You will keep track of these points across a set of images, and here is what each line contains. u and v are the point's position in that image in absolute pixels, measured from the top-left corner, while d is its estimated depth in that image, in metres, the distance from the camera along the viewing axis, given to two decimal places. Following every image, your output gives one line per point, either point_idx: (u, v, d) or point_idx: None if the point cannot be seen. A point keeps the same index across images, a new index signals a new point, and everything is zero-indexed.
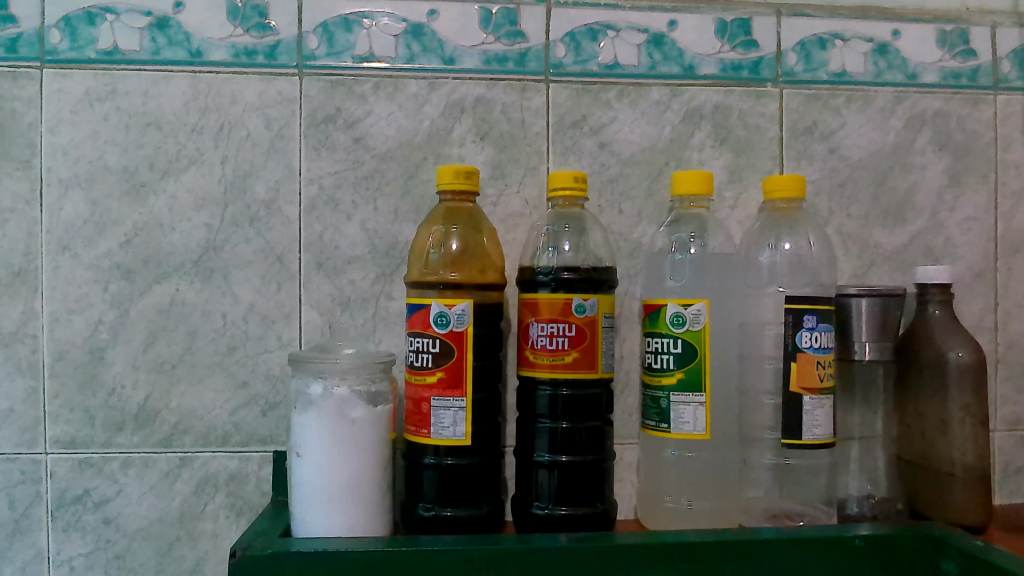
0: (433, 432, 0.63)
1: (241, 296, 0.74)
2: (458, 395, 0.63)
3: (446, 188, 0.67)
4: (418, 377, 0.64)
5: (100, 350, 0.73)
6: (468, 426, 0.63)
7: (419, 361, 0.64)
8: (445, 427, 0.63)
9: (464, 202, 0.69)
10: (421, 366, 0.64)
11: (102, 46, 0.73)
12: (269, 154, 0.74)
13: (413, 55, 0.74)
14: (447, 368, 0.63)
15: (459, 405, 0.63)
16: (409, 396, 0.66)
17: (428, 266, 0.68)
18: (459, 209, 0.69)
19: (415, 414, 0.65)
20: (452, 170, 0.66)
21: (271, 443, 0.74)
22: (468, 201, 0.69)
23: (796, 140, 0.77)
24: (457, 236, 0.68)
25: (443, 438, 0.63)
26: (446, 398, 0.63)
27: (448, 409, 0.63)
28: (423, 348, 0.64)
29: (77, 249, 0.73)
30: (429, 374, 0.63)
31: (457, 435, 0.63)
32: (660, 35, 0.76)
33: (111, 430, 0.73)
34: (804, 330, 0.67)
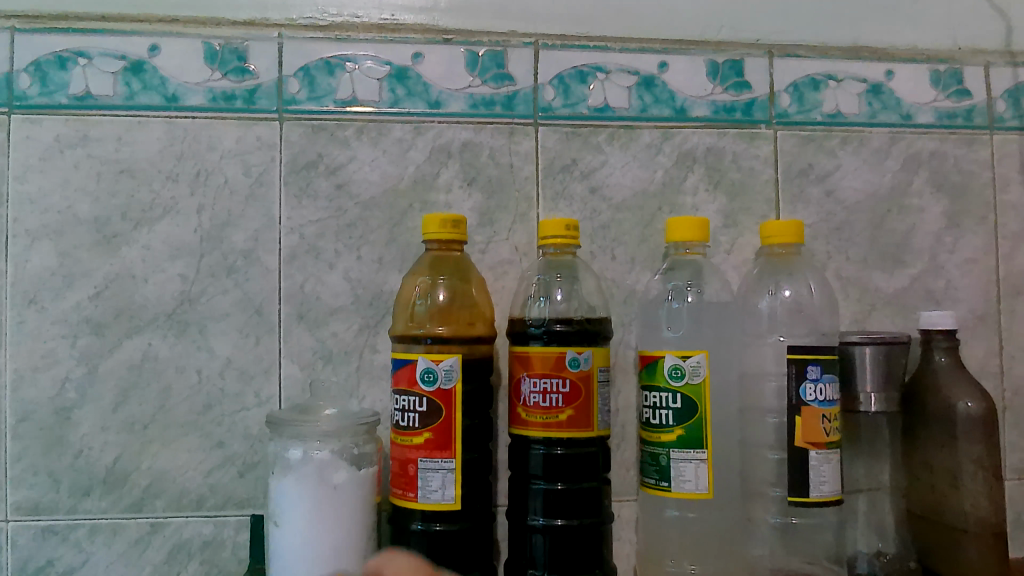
0: (420, 496, 0.60)
1: (217, 351, 0.70)
2: (447, 456, 0.59)
3: (432, 239, 0.64)
4: (405, 438, 0.61)
5: (67, 410, 0.69)
6: (457, 489, 0.59)
7: (405, 421, 0.61)
8: (433, 491, 0.59)
9: (453, 250, 0.67)
10: (407, 426, 0.61)
11: (73, 91, 0.70)
12: (248, 203, 0.71)
13: (397, 99, 0.72)
14: (435, 428, 0.59)
15: (448, 467, 0.59)
16: (395, 457, 0.62)
17: (414, 318, 0.65)
18: (447, 257, 0.66)
19: (400, 477, 0.61)
20: (439, 219, 0.64)
21: (248, 506, 0.70)
22: (457, 248, 0.67)
23: (791, 183, 0.75)
24: (444, 286, 0.65)
25: (431, 502, 0.59)
26: (434, 460, 0.59)
27: (436, 471, 0.59)
28: (409, 407, 0.60)
29: (43, 303, 0.69)
30: (416, 435, 0.60)
31: (446, 499, 0.59)
32: (650, 77, 0.74)
33: (78, 495, 0.69)
34: (807, 382, 0.65)
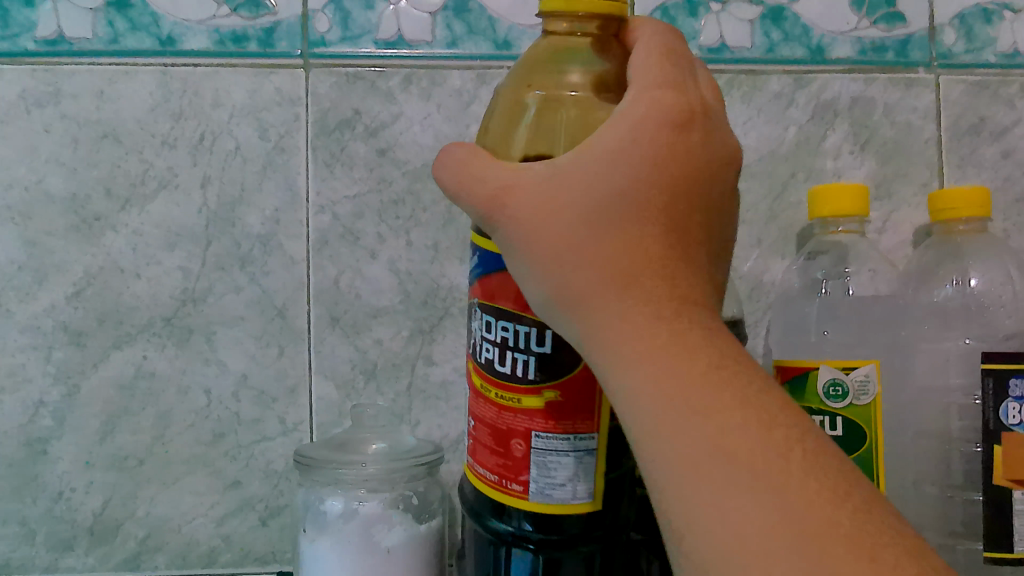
0: (532, 487, 0.39)
1: (230, 364, 0.55)
2: (581, 428, 0.39)
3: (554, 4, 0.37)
4: (501, 395, 0.40)
5: (41, 442, 0.55)
6: (594, 482, 0.40)
7: (506, 368, 0.40)
8: (557, 487, 0.39)
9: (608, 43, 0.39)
10: (512, 376, 0.40)
11: (42, 34, 0.55)
12: (266, 174, 0.55)
13: (455, 39, 0.56)
14: (564, 385, 0.39)
15: (581, 446, 0.39)
16: (482, 422, 0.42)
17: (535, 144, 0.40)
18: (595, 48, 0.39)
19: (495, 453, 0.40)
20: None
21: (272, 562, 0.55)
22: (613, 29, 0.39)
23: (959, 142, 0.58)
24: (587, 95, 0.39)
25: (550, 505, 0.39)
26: (559, 434, 0.39)
27: (561, 452, 0.39)
28: (516, 346, 0.39)
29: (8, 306, 0.54)
30: (527, 392, 0.39)
31: (576, 496, 0.39)
32: (778, 9, 0.57)
33: (58, 549, 0.55)
34: (1010, 400, 0.49)
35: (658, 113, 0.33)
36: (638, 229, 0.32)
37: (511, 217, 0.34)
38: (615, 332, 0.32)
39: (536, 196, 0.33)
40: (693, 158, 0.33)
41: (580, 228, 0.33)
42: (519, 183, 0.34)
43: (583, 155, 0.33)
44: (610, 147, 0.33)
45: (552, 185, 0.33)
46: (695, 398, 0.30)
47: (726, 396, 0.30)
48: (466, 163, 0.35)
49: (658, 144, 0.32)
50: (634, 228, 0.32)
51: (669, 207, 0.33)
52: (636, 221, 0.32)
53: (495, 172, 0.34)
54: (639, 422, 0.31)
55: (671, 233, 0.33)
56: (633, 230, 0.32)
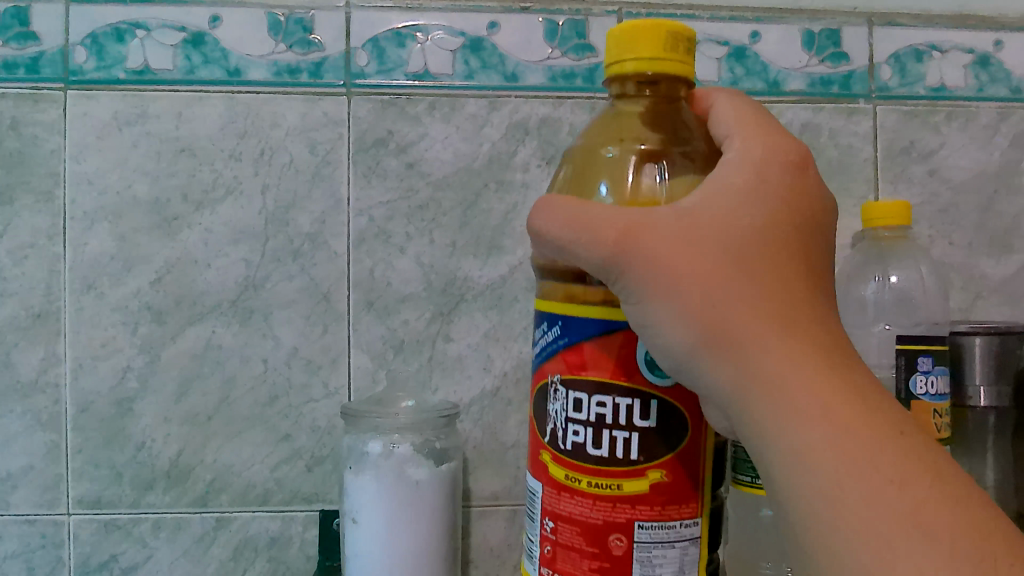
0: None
1: (283, 339, 0.67)
2: (685, 507, 0.40)
3: (626, 70, 0.41)
4: (596, 479, 0.40)
5: (127, 401, 0.67)
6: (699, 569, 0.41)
7: (603, 449, 0.40)
8: None
9: (664, 97, 0.45)
10: (611, 457, 0.40)
11: (131, 65, 0.66)
12: (314, 183, 0.67)
13: (471, 72, 0.67)
14: (670, 465, 0.40)
15: (684, 526, 0.40)
16: (573, 510, 0.41)
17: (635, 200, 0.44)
18: (654, 111, 0.45)
19: (594, 543, 0.40)
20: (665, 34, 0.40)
21: (316, 502, 0.67)
22: (668, 89, 0.44)
23: (892, 162, 0.70)
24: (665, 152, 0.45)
25: None
26: (663, 525, 0.40)
27: (666, 535, 0.40)
28: (615, 424, 0.40)
29: (103, 289, 0.66)
30: (630, 475, 0.40)
31: None
32: (741, 48, 0.69)
33: (141, 488, 0.67)
34: (917, 374, 0.60)
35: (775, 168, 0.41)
36: (768, 262, 0.39)
37: (644, 252, 0.39)
38: (751, 344, 0.38)
39: (671, 231, 0.39)
40: (802, 191, 0.41)
41: (720, 257, 0.39)
42: (655, 218, 0.39)
43: (713, 194, 0.40)
44: (737, 186, 0.40)
45: (686, 220, 0.39)
46: (824, 399, 0.36)
47: (847, 402, 0.36)
48: (579, 206, 0.40)
49: (778, 193, 0.40)
50: (766, 261, 0.39)
51: (788, 241, 0.40)
52: (760, 254, 0.39)
53: (625, 216, 0.39)
54: (774, 424, 0.37)
55: (791, 265, 0.39)
56: (760, 258, 0.39)
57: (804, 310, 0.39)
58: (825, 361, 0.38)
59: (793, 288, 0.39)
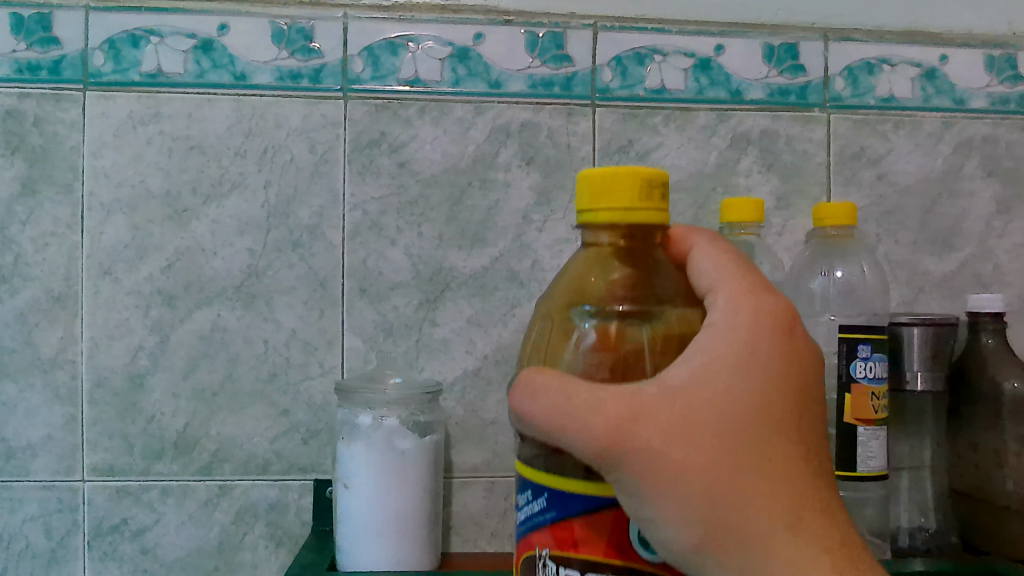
0: None
1: (283, 322, 0.73)
2: None
3: (600, 217, 0.42)
4: None
5: (139, 377, 0.72)
6: None
7: None
8: None
9: (637, 240, 0.46)
10: None
11: (146, 69, 0.72)
12: (313, 179, 0.73)
13: (458, 79, 0.73)
14: None
15: None
16: None
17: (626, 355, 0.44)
18: (629, 262, 0.46)
19: None
20: (639, 182, 0.41)
21: (312, 471, 0.73)
22: (643, 236, 0.46)
23: (843, 166, 0.76)
24: (644, 310, 0.45)
25: None
26: None
27: None
28: None
29: (118, 274, 0.72)
30: None
31: None
32: (707, 60, 0.75)
33: (151, 458, 0.73)
34: (858, 360, 0.66)
35: (757, 332, 0.41)
36: (756, 437, 0.39)
37: (635, 450, 0.38)
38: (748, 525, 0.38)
39: (664, 416, 0.38)
40: (784, 357, 0.41)
41: (712, 440, 0.38)
42: (648, 401, 0.38)
43: (705, 373, 0.39)
44: (727, 364, 0.40)
45: (679, 403, 0.39)
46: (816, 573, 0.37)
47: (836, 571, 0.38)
48: (568, 396, 0.39)
49: (760, 358, 0.40)
50: (754, 437, 0.39)
51: (775, 408, 0.40)
52: (750, 430, 0.39)
53: (615, 403, 0.38)
54: None
55: (778, 433, 0.40)
56: (748, 436, 0.39)
57: (796, 488, 0.39)
58: (814, 538, 0.38)
59: (780, 463, 0.39)
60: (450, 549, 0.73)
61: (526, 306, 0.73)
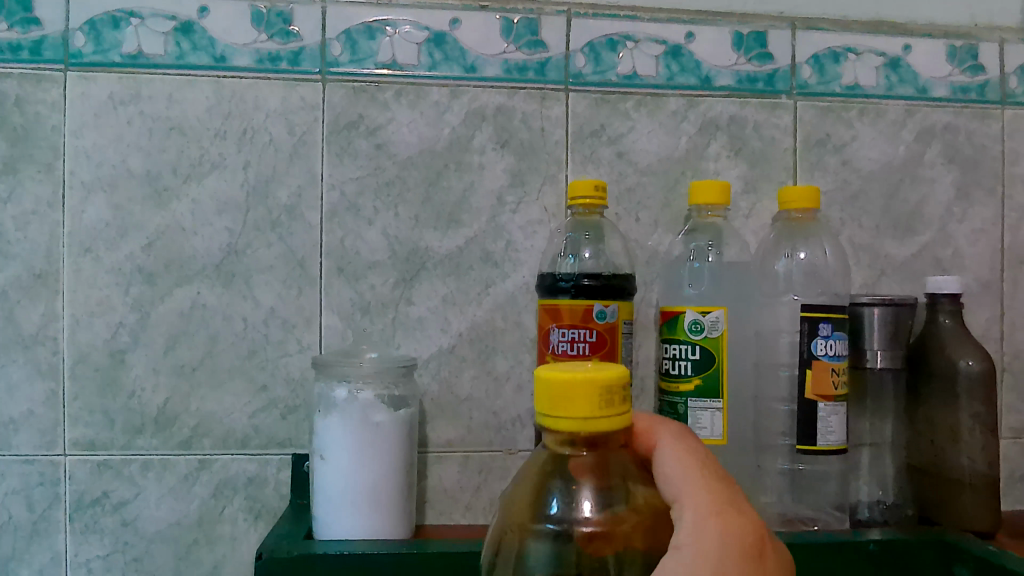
0: None
1: (262, 300, 0.74)
2: None
3: (555, 423, 0.40)
4: None
5: (120, 353, 0.74)
6: None
7: None
8: None
9: (604, 453, 0.43)
10: None
11: (126, 50, 0.73)
12: (292, 160, 0.74)
13: (435, 63, 0.75)
14: None
15: None
16: None
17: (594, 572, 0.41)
18: (599, 471, 0.42)
19: None
20: (587, 390, 0.39)
21: (290, 446, 0.75)
22: (612, 442, 0.43)
23: (809, 152, 0.78)
24: (609, 518, 0.41)
25: None
26: None
27: None
28: None
29: (99, 252, 0.73)
30: None
31: None
32: (677, 47, 0.77)
33: (132, 433, 0.74)
34: (819, 338, 0.69)
35: (718, 542, 0.39)
36: None
37: None
38: None
39: None
40: (748, 555, 0.39)
41: None
42: None
43: None
44: None
45: None
46: None
47: None
48: None
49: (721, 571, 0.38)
50: None
51: None
52: None
53: None
54: None
55: None
56: None
57: None
58: None
59: None
60: (425, 521, 0.75)
61: (500, 285, 0.75)
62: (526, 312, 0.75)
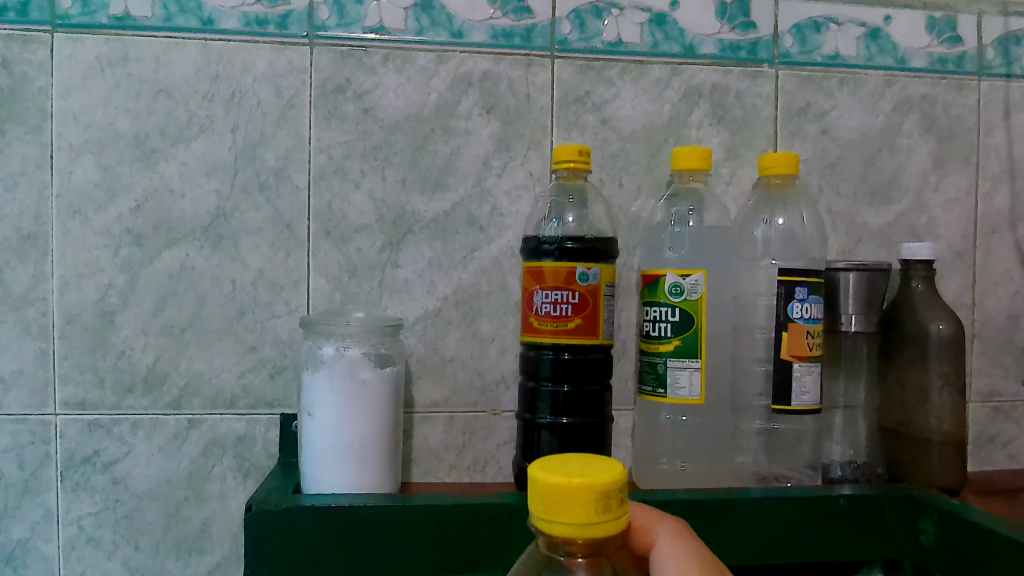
0: None
1: (250, 262, 0.75)
2: None
3: (553, 529, 0.35)
4: None
5: (109, 314, 0.75)
6: None
7: None
8: None
9: (603, 564, 0.37)
10: None
11: (114, 12, 0.73)
12: (280, 124, 0.75)
13: (421, 29, 0.76)
14: None
15: None
16: None
17: None
18: None
19: None
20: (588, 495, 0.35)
21: (278, 406, 0.77)
22: (612, 551, 0.37)
23: (790, 121, 0.80)
24: None
25: None
26: None
27: None
28: None
29: (88, 214, 0.74)
30: None
31: None
32: (662, 15, 0.78)
33: (121, 392, 0.75)
34: (795, 301, 0.71)
35: None
36: None
37: None
38: None
39: None
40: None
41: None
42: None
43: None
44: None
45: None
46: None
47: None
48: None
49: None
50: None
51: None
52: None
53: None
54: None
55: None
56: None
57: None
58: None
59: None
60: (411, 479, 0.77)
61: (485, 249, 0.77)
62: (511, 275, 0.77)
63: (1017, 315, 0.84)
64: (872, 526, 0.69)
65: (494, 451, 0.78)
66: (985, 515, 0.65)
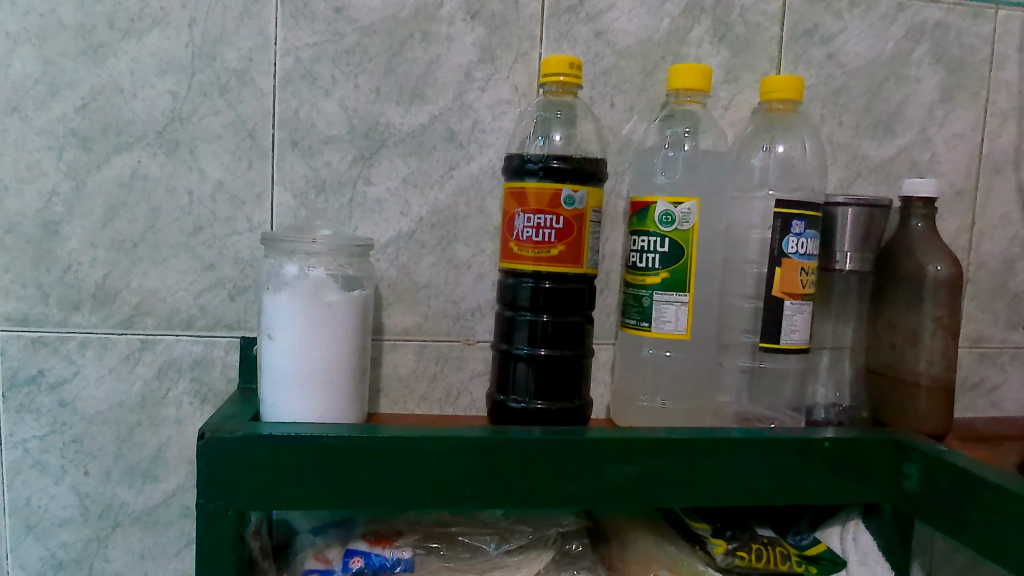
0: None
1: (208, 172, 0.69)
2: None
3: None
4: None
5: (54, 225, 0.68)
6: None
7: None
8: None
9: None
10: None
11: None
12: (243, 20, 0.68)
13: None
14: None
15: None
16: None
17: None
18: None
19: None
20: None
21: (238, 329, 0.72)
22: None
23: (795, 43, 0.74)
24: None
25: None
26: None
27: None
28: None
29: (27, 112, 0.67)
30: None
31: None
32: None
33: (68, 309, 0.70)
34: (791, 236, 0.66)
35: None
36: None
37: None
38: None
39: None
40: None
41: None
42: None
43: None
44: None
45: None
46: None
47: None
48: None
49: None
50: None
51: None
52: None
53: None
54: None
55: None
56: None
57: None
58: None
59: None
60: (378, 410, 0.73)
61: (464, 167, 0.71)
62: (491, 197, 0.72)
63: (1012, 260, 0.81)
64: (857, 469, 0.66)
65: (467, 382, 0.74)
66: (974, 461, 0.62)
